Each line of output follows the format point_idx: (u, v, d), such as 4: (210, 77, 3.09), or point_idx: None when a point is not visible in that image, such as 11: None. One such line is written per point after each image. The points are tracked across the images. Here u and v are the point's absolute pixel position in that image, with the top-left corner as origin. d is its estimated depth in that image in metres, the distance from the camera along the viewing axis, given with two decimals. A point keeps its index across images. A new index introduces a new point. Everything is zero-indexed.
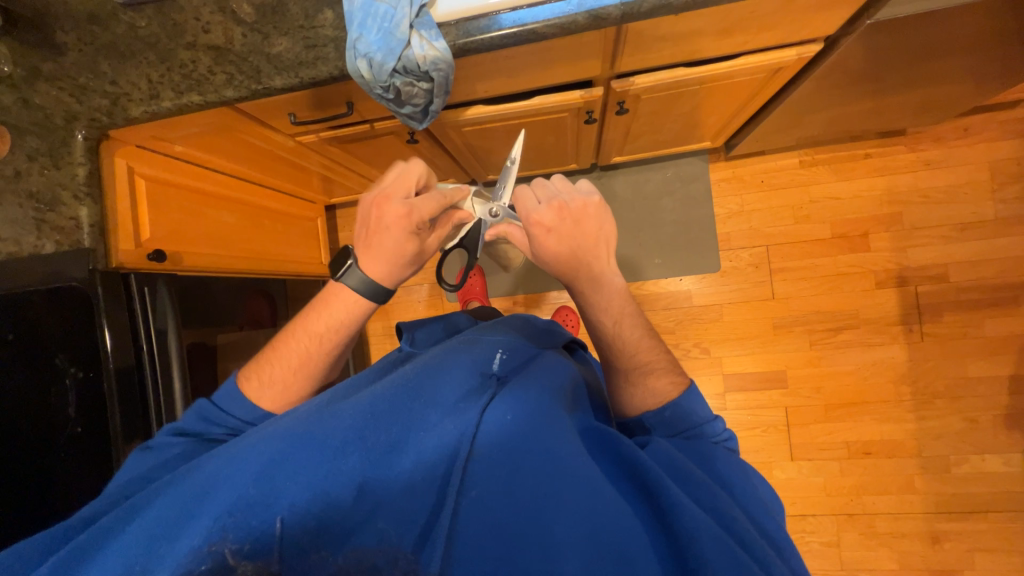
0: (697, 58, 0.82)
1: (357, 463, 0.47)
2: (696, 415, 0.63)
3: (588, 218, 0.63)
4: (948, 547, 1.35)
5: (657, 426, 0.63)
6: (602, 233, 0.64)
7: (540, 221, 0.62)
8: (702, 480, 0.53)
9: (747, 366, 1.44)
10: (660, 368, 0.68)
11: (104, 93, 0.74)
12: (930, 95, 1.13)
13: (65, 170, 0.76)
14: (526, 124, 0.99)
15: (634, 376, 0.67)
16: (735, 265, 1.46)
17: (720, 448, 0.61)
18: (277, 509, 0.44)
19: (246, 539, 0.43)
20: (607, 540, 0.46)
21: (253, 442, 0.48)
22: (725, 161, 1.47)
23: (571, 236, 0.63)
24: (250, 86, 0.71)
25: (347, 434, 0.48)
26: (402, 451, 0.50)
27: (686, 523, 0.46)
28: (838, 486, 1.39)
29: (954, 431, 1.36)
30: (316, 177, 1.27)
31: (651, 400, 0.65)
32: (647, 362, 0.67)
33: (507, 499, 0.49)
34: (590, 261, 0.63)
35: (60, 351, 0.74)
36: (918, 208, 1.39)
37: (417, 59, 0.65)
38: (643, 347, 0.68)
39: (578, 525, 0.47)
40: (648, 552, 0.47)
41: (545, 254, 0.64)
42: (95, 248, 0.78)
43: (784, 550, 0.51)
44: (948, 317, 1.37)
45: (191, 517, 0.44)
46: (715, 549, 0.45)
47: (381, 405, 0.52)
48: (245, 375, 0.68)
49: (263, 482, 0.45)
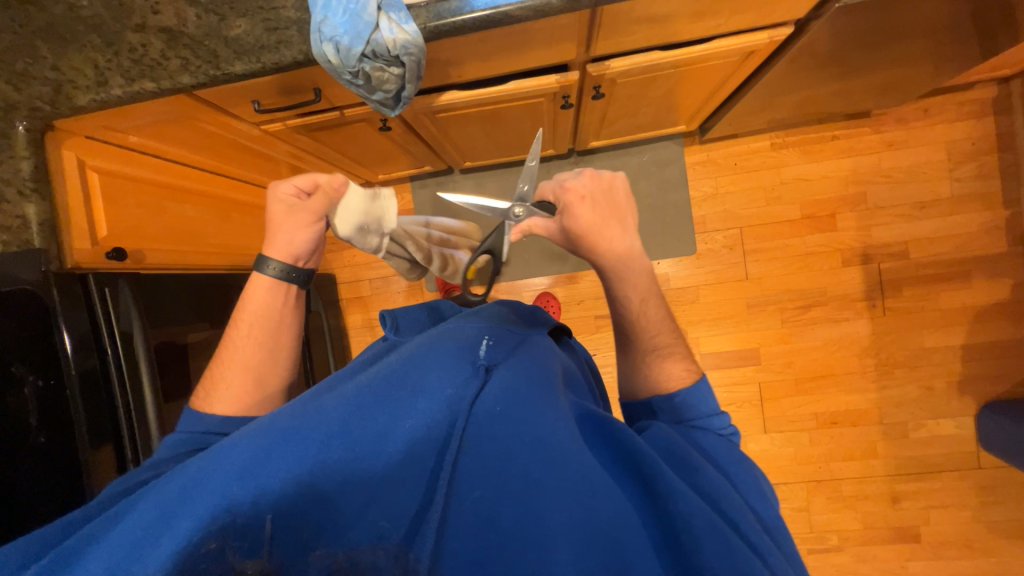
0: (672, 41, 0.81)
1: (344, 457, 0.47)
2: (701, 407, 0.64)
3: (617, 190, 0.68)
4: (906, 506, 1.45)
5: (664, 411, 0.65)
6: (629, 207, 0.69)
7: (576, 190, 0.66)
8: (696, 465, 0.55)
9: (722, 345, 1.49)
10: (676, 352, 0.70)
11: (45, 80, 0.69)
12: (892, 78, 1.16)
13: (7, 164, 0.71)
14: (502, 110, 0.98)
15: (652, 357, 0.70)
16: (711, 247, 1.49)
17: (722, 438, 0.62)
18: (268, 505, 0.44)
19: (245, 538, 0.43)
20: (599, 526, 0.47)
21: (237, 441, 0.47)
22: (699, 144, 1.48)
23: (604, 205, 0.67)
24: (207, 71, 0.67)
25: (332, 428, 0.48)
26: (387, 441, 0.49)
27: (681, 509, 0.48)
28: (807, 455, 1.47)
29: (913, 398, 1.45)
30: (285, 167, 1.22)
31: (673, 379, 0.67)
32: (664, 344, 0.70)
33: (500, 487, 0.49)
34: (620, 234, 0.67)
35: (15, 360, 0.68)
36: (881, 188, 1.44)
37: (386, 43, 0.62)
38: (661, 329, 0.70)
39: (573, 512, 0.48)
40: (641, 538, 0.48)
41: (580, 224, 0.65)
42: (46, 248, 0.74)
43: (773, 530, 0.53)
44: (908, 292, 1.44)
45: (173, 517, 0.42)
46: (706, 533, 0.47)
47: (366, 398, 0.51)
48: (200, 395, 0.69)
49: (248, 481, 0.44)
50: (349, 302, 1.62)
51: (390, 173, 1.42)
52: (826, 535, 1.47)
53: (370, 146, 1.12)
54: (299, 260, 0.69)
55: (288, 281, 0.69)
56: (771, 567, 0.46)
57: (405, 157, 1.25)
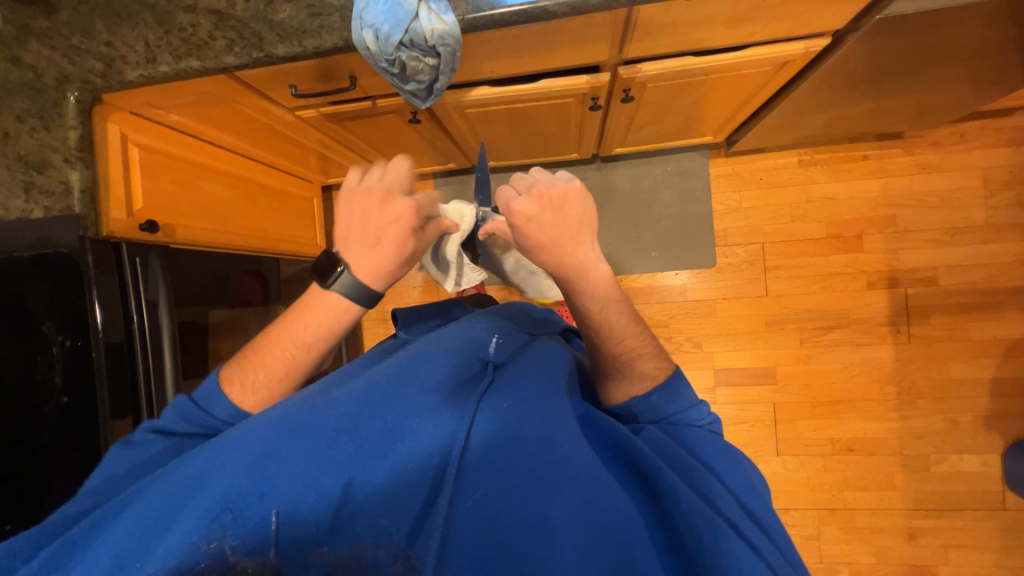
0: (705, 47, 0.81)
1: (350, 453, 0.47)
2: (682, 398, 0.63)
3: (571, 202, 0.64)
4: (923, 543, 1.39)
5: (644, 412, 0.63)
6: (584, 217, 0.64)
7: (521, 209, 0.61)
8: (693, 466, 0.54)
9: (737, 361, 1.46)
10: (647, 352, 0.66)
11: (98, 55, 0.72)
12: (929, 100, 1.14)
13: (56, 132, 0.75)
14: (530, 108, 0.99)
15: (620, 363, 0.65)
16: (731, 261, 1.47)
17: (703, 430, 0.61)
18: (273, 502, 0.43)
19: (246, 534, 0.42)
20: (606, 528, 0.47)
21: (244, 432, 0.48)
22: (725, 157, 1.47)
23: (553, 221, 0.62)
24: (251, 53, 0.69)
25: (340, 422, 0.48)
26: (395, 440, 0.49)
27: (684, 508, 0.48)
28: (821, 482, 1.42)
29: (936, 430, 1.40)
30: (314, 155, 1.25)
31: (642, 383, 0.64)
32: (634, 347, 0.66)
33: (504, 490, 0.48)
34: (574, 247, 0.63)
35: (48, 320, 0.73)
36: (911, 211, 1.41)
37: (425, 32, 0.64)
38: (629, 333, 0.66)
39: (575, 510, 0.48)
40: (646, 542, 0.48)
41: (529, 241, 0.63)
42: (85, 214, 0.77)
43: (769, 529, 0.52)
44: (935, 320, 1.40)
45: (181, 509, 0.43)
46: (707, 532, 0.46)
47: (373, 393, 0.51)
48: (224, 380, 0.62)
49: (256, 473, 0.44)
50: None
51: (415, 168, 1.45)
52: (837, 568, 1.41)
53: (397, 138, 1.14)
54: (383, 286, 0.62)
55: (358, 302, 0.61)
56: (772, 565, 0.46)
57: (430, 152, 1.28)
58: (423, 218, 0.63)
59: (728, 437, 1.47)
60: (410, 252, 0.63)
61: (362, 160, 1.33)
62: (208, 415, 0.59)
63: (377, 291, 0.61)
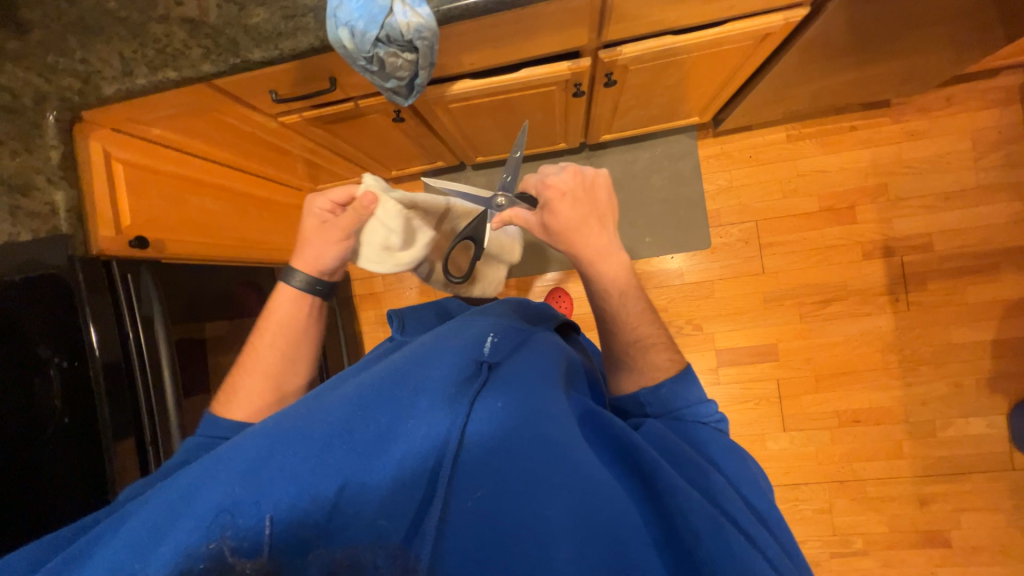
0: (683, 25, 0.81)
1: (344, 457, 0.46)
2: (687, 395, 0.63)
3: (599, 186, 0.69)
4: (935, 509, 1.40)
5: (652, 403, 0.63)
6: (610, 204, 0.70)
7: (557, 184, 0.66)
8: (695, 462, 0.53)
9: (739, 340, 1.46)
10: (659, 343, 0.68)
11: (75, 73, 0.72)
12: (914, 65, 1.13)
13: (38, 153, 0.74)
14: (513, 99, 0.98)
15: (634, 350, 0.67)
16: (726, 241, 1.46)
17: (708, 427, 0.60)
18: (268, 506, 0.43)
19: (245, 537, 0.42)
20: (602, 526, 0.46)
21: (240, 441, 0.48)
22: (713, 137, 1.47)
23: (583, 202, 0.67)
24: (227, 59, 0.69)
25: (333, 427, 0.48)
26: (390, 441, 0.49)
27: (681, 504, 0.47)
28: (829, 454, 1.43)
29: (940, 395, 1.40)
30: (301, 162, 1.25)
31: (659, 370, 0.65)
32: (646, 336, 0.68)
33: (500, 485, 0.48)
34: (598, 234, 0.67)
35: (41, 342, 0.71)
36: (903, 178, 1.41)
37: (401, 27, 0.63)
38: (643, 321, 0.68)
39: (571, 509, 0.47)
40: (645, 540, 0.47)
41: (557, 222, 0.66)
42: (73, 233, 0.76)
43: (776, 531, 0.51)
44: (933, 286, 1.40)
45: (176, 516, 0.43)
46: (707, 529, 0.46)
47: (368, 397, 0.51)
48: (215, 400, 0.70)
49: (249, 479, 0.44)
50: (362, 298, 1.63)
51: (403, 168, 1.44)
52: (850, 539, 1.42)
53: (382, 139, 1.14)
54: (323, 275, 0.71)
55: (312, 293, 0.72)
56: (771, 562, 0.45)
57: (417, 152, 1.27)
58: (320, 210, 0.68)
59: (734, 417, 1.47)
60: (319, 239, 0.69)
61: (349, 163, 1.32)
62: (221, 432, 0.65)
63: (316, 280, 0.71)
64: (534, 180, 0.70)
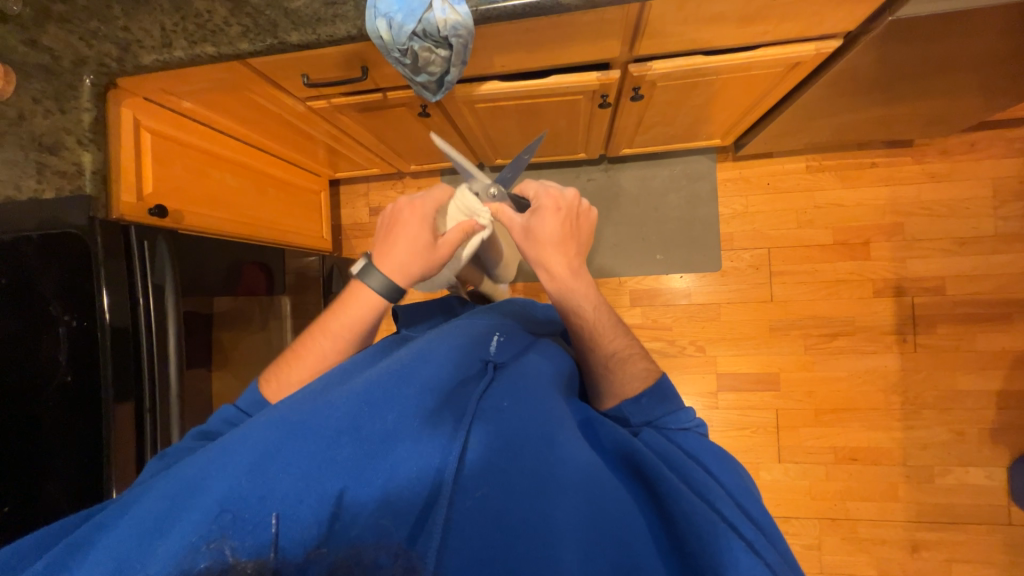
0: (716, 46, 0.82)
1: (351, 455, 0.46)
2: (671, 402, 0.64)
3: (585, 216, 0.72)
4: (926, 556, 1.37)
5: (634, 415, 0.63)
6: (591, 234, 0.73)
7: (556, 198, 0.69)
8: (690, 466, 0.54)
9: (741, 366, 1.45)
10: (635, 354, 0.68)
11: (115, 40, 0.73)
12: (941, 107, 1.13)
13: (71, 114, 0.76)
14: (539, 105, 0.99)
15: (612, 362, 0.67)
16: (736, 266, 1.46)
17: (690, 434, 0.61)
18: (273, 504, 0.42)
19: (245, 537, 0.40)
20: (608, 535, 0.47)
21: (245, 434, 0.47)
22: (732, 161, 1.47)
23: (573, 221, 0.70)
24: (265, 40, 0.70)
25: (342, 424, 0.48)
26: (398, 440, 0.48)
27: (682, 505, 0.47)
28: (823, 491, 1.41)
29: (940, 441, 1.38)
30: (323, 147, 1.26)
31: (632, 385, 0.65)
32: (623, 350, 0.68)
33: (506, 490, 0.47)
34: (577, 255, 0.70)
35: (54, 301, 0.73)
36: (920, 219, 1.40)
37: (438, 23, 0.64)
38: (617, 336, 0.69)
39: (578, 514, 0.47)
40: (646, 542, 0.48)
41: (543, 231, 0.68)
42: (95, 195, 0.77)
43: (769, 531, 0.50)
44: (942, 330, 1.39)
45: (180, 512, 0.42)
46: (710, 534, 0.45)
47: (376, 393, 0.50)
48: (268, 375, 0.69)
49: (256, 474, 0.44)
50: None
51: (423, 164, 1.46)
52: None
53: (406, 132, 1.15)
54: (405, 283, 0.66)
55: (385, 296, 0.66)
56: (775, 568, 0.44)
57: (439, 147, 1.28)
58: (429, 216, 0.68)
59: (730, 443, 1.45)
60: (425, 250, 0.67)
61: (371, 154, 1.33)
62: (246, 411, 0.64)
63: (397, 286, 0.66)
64: (528, 189, 0.72)
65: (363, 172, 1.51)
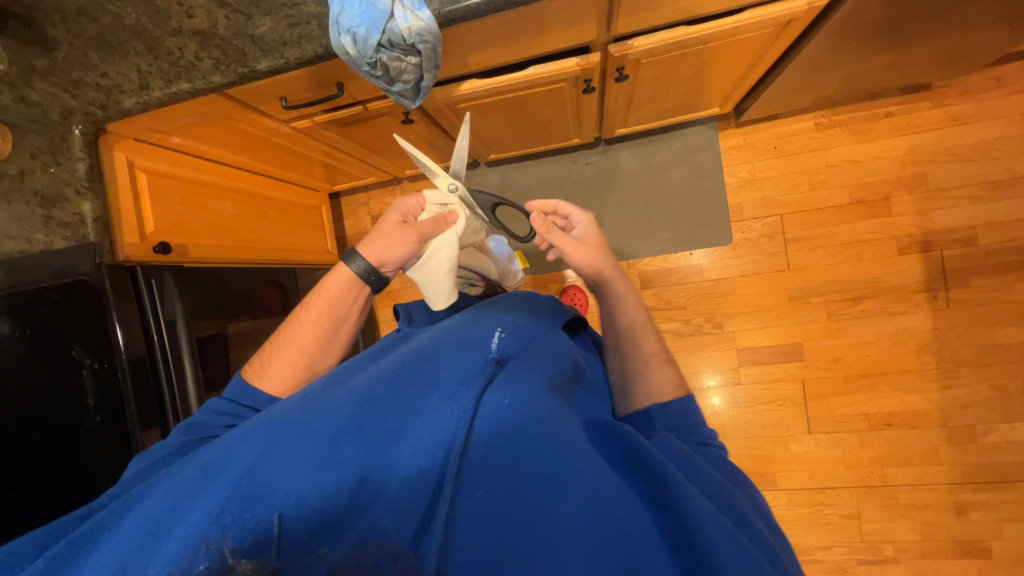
0: (698, 14, 0.77)
1: (352, 452, 0.46)
2: (695, 415, 0.63)
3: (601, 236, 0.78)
4: (974, 518, 1.32)
5: (662, 417, 0.63)
6: None
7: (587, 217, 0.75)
8: (702, 467, 0.53)
9: (761, 339, 1.41)
10: (666, 359, 0.71)
11: (97, 87, 0.75)
12: (961, 44, 1.05)
13: (65, 166, 0.78)
14: (522, 97, 0.96)
15: (650, 362, 0.70)
16: (749, 236, 1.41)
17: (712, 446, 0.61)
18: (275, 504, 0.43)
19: (247, 538, 0.41)
20: (610, 531, 0.45)
21: (245, 434, 0.47)
22: (735, 127, 1.41)
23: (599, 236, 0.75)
24: (236, 70, 0.71)
25: (343, 422, 0.47)
26: (400, 440, 0.48)
27: (692, 505, 0.46)
28: (857, 459, 1.36)
29: (982, 399, 1.31)
30: (317, 164, 1.27)
31: (664, 389, 0.67)
32: (656, 352, 0.71)
33: (510, 484, 0.47)
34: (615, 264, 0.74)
35: (76, 344, 0.76)
36: (944, 167, 1.31)
37: (402, 31, 0.62)
38: (651, 339, 0.73)
39: (582, 512, 0.46)
40: (656, 543, 0.46)
41: (592, 239, 0.73)
42: (100, 242, 0.80)
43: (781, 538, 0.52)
44: (976, 282, 1.31)
45: (183, 510, 0.43)
46: (720, 535, 0.44)
47: (377, 392, 0.51)
48: (252, 362, 0.74)
49: (257, 473, 0.44)
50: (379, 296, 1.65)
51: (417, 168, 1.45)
52: (880, 546, 1.35)
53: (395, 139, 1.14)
54: (381, 267, 0.72)
55: (365, 282, 0.72)
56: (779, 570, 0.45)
57: (430, 151, 1.28)
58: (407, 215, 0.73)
59: (756, 418, 1.41)
60: (395, 233, 0.70)
61: (365, 164, 1.34)
62: (245, 405, 0.68)
63: (377, 271, 0.71)
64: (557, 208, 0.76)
65: (360, 182, 1.52)
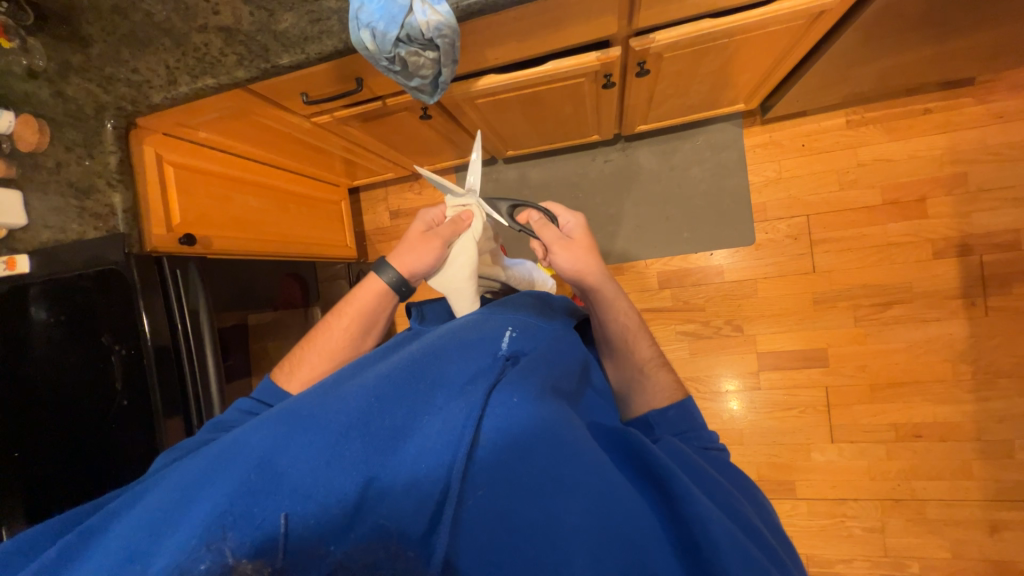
0: (723, 6, 0.75)
1: (359, 450, 0.45)
2: (695, 420, 0.65)
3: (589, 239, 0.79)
4: (1008, 537, 1.25)
5: (660, 424, 0.64)
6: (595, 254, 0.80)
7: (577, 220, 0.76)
8: (709, 474, 0.54)
9: (783, 344, 1.36)
10: (661, 364, 0.74)
11: (128, 82, 0.78)
12: (1009, 36, 0.99)
13: (98, 159, 0.81)
14: (541, 93, 0.95)
15: (646, 369, 0.72)
16: (772, 237, 1.36)
17: (710, 450, 0.62)
18: (282, 501, 0.43)
19: (250, 539, 0.41)
20: (617, 534, 0.44)
21: (253, 428, 0.47)
22: (761, 124, 1.36)
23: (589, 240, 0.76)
24: (259, 65, 0.72)
25: (350, 419, 0.47)
26: (407, 438, 0.48)
27: (699, 510, 0.46)
28: (883, 470, 1.31)
29: (1021, 412, 1.25)
30: (338, 159, 1.28)
31: (662, 394, 0.69)
32: (650, 359, 0.74)
33: (515, 488, 0.46)
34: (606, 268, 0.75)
35: (105, 332, 0.80)
36: (986, 167, 1.24)
37: (420, 26, 0.62)
38: (645, 345, 0.75)
39: (590, 516, 0.45)
40: (663, 549, 0.45)
41: (582, 242, 0.74)
42: (129, 232, 0.83)
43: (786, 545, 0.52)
44: (1017, 289, 1.24)
45: (189, 504, 0.43)
46: (728, 541, 0.44)
47: (385, 389, 0.50)
48: (281, 367, 0.75)
49: (264, 469, 0.44)
50: None
51: (435, 164, 1.45)
52: (905, 562, 1.30)
53: (413, 135, 1.15)
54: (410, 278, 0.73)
55: (395, 292, 0.74)
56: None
57: (448, 147, 1.28)
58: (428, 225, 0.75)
59: (776, 425, 1.37)
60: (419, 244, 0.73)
61: (384, 160, 1.35)
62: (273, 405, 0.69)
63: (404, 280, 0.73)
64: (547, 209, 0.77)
65: (379, 178, 1.54)
